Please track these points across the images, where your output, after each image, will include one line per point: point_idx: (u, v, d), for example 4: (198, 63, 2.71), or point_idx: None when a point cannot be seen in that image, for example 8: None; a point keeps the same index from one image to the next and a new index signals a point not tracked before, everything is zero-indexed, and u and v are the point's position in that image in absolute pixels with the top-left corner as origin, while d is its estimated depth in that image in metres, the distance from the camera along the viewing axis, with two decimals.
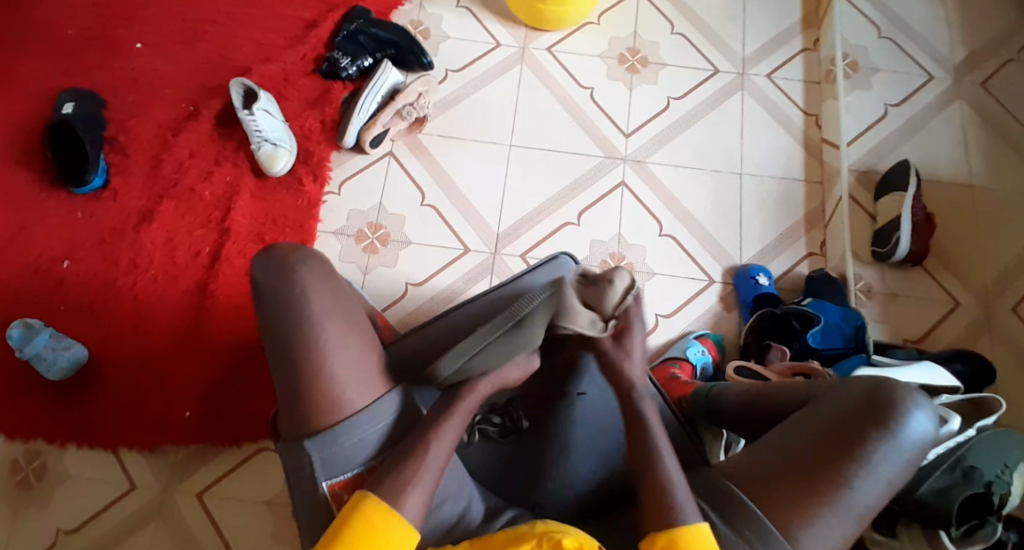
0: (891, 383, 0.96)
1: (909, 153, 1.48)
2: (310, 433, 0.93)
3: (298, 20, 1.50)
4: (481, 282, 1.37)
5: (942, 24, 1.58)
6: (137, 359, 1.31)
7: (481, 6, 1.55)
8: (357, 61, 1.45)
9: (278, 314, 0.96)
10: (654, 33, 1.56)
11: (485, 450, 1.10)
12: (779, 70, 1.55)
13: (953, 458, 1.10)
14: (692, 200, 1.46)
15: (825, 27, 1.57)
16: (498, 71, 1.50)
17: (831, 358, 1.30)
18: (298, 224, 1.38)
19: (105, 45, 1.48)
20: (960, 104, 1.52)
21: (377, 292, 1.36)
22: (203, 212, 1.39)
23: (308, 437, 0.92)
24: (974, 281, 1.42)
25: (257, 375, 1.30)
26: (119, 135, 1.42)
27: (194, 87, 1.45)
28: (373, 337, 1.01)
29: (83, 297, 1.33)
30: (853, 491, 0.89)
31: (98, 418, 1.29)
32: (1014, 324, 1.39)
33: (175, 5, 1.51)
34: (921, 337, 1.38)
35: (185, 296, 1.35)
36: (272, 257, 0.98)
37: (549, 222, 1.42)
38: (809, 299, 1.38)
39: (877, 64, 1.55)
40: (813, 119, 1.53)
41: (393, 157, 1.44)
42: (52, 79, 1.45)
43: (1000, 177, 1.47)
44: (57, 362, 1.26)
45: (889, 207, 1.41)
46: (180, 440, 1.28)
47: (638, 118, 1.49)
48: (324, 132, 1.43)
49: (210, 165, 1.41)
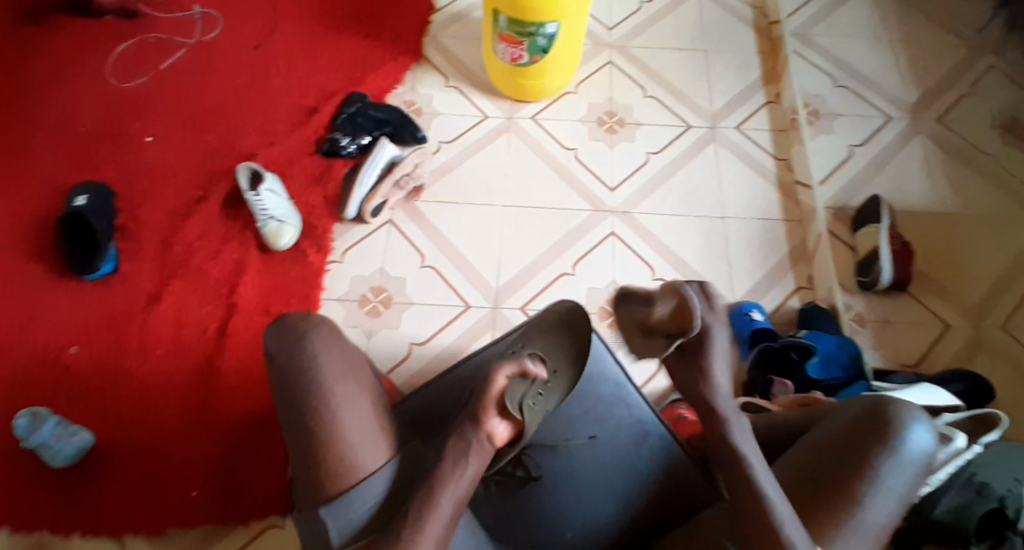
0: (888, 401, 0.97)
1: (879, 187, 1.57)
2: (325, 500, 0.92)
3: (297, 107, 1.61)
4: (485, 335, 1.41)
5: (893, 70, 1.71)
6: (145, 442, 1.31)
7: (468, 83, 1.67)
8: (357, 140, 1.54)
9: (289, 382, 0.95)
10: (628, 97, 1.68)
11: (501, 503, 1.07)
12: (747, 122, 1.66)
13: (965, 476, 1.15)
14: (681, 245, 1.52)
15: (784, 81, 1.69)
16: (486, 140, 1.60)
17: (831, 389, 1.33)
18: (303, 295, 1.43)
19: (116, 141, 1.56)
20: (920, 139, 1.62)
21: (382, 354, 1.39)
22: (210, 289, 1.43)
23: (324, 505, 0.91)
24: (961, 303, 1.46)
25: (262, 454, 1.30)
26: (129, 222, 1.48)
27: (201, 173, 1.53)
28: (382, 399, 1.00)
29: (94, 381, 1.35)
30: (866, 509, 0.91)
31: (103, 507, 1.27)
32: (1005, 341, 1.43)
33: (181, 100, 1.61)
34: (918, 360, 1.42)
35: (194, 373, 1.36)
36: (282, 326, 0.99)
37: (546, 273, 1.47)
38: (805, 330, 1.42)
39: (837, 110, 1.66)
40: (785, 164, 1.62)
41: (393, 224, 1.51)
42: (65, 175, 1.52)
43: (968, 203, 1.55)
44: (61, 450, 1.26)
45: (868, 238, 1.48)
46: (187, 521, 1.26)
47: (621, 174, 1.58)
48: (326, 207, 1.50)
49: (217, 244, 1.46)
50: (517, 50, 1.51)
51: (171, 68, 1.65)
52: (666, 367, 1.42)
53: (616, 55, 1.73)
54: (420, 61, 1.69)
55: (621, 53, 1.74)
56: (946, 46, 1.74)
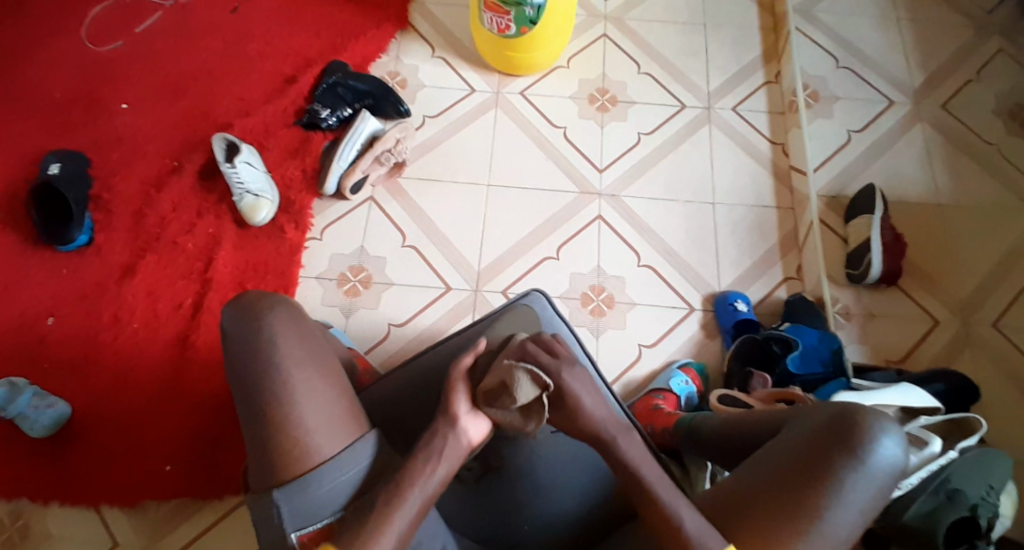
0: (859, 409, 0.94)
1: (874, 176, 1.53)
2: (280, 482, 0.90)
3: (278, 76, 1.56)
4: (464, 319, 1.39)
5: (898, 52, 1.64)
6: (119, 414, 1.30)
7: (455, 55, 1.61)
8: (337, 112, 1.50)
9: (246, 365, 0.93)
10: (621, 74, 1.62)
11: (463, 499, 1.05)
12: (744, 102, 1.60)
13: (937, 479, 1.12)
14: (668, 230, 1.49)
15: (785, 61, 1.63)
16: (473, 115, 1.55)
17: (811, 384, 1.31)
18: (279, 272, 1.40)
19: (90, 106, 1.52)
20: (921, 127, 1.57)
21: (358, 335, 1.38)
22: (184, 264, 1.40)
23: (278, 488, 0.89)
24: (950, 300, 1.43)
25: (234, 430, 1.29)
26: (103, 192, 1.45)
27: (177, 143, 1.49)
28: (344, 383, 0.98)
29: (66, 354, 1.34)
30: (826, 522, 0.90)
31: (78, 477, 1.27)
32: (993, 339, 1.40)
33: (158, 65, 1.56)
34: (903, 357, 1.39)
35: (167, 349, 1.35)
36: (242, 304, 0.97)
37: (529, 257, 1.44)
38: (788, 322, 1.40)
39: (837, 93, 1.61)
40: (780, 148, 1.57)
41: (374, 202, 1.47)
42: (38, 141, 1.49)
43: (966, 196, 1.51)
44: (39, 420, 1.25)
45: (860, 229, 1.44)
46: (161, 495, 1.26)
47: (610, 154, 1.54)
48: (305, 181, 1.47)
49: (192, 218, 1.43)
50: (504, 20, 1.45)
51: (150, 31, 1.60)
52: (646, 356, 1.40)
53: (611, 28, 1.67)
54: (406, 30, 1.63)
55: (616, 25, 1.67)
56: (955, 27, 1.66)
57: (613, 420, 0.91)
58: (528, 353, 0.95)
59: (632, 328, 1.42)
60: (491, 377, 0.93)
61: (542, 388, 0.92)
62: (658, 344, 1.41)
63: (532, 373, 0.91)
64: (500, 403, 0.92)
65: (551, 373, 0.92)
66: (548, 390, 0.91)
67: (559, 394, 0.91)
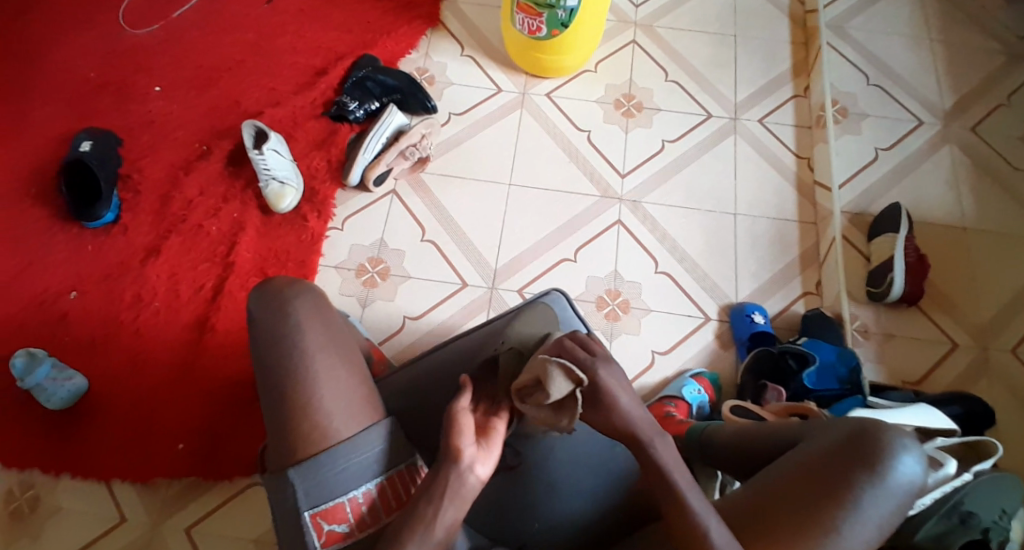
0: (879, 424, 0.95)
1: (899, 195, 1.51)
2: (295, 462, 0.91)
3: (308, 67, 1.58)
4: (478, 316, 1.40)
5: (930, 72, 1.63)
6: (139, 392, 1.32)
7: (484, 54, 1.62)
8: (365, 105, 1.51)
9: (269, 349, 0.95)
10: (649, 81, 1.62)
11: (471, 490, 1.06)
12: (770, 115, 1.60)
13: (949, 503, 1.10)
14: (687, 239, 1.48)
15: (814, 75, 1.62)
16: (499, 115, 1.56)
17: (827, 400, 1.30)
18: (300, 260, 1.42)
19: (125, 89, 1.55)
20: (950, 148, 1.55)
21: (373, 326, 1.39)
22: (208, 247, 1.42)
23: (294, 467, 0.90)
24: (972, 324, 1.41)
25: (247, 413, 1.31)
26: (133, 173, 1.47)
27: (207, 128, 1.52)
28: (365, 371, 1.00)
29: (88, 330, 1.36)
30: (842, 535, 0.89)
31: (91, 451, 1.29)
32: (1014, 366, 1.38)
33: (192, 52, 1.59)
34: (920, 379, 1.37)
35: (186, 329, 1.37)
36: (268, 288, 0.99)
37: (546, 258, 1.44)
38: (805, 337, 1.38)
39: (865, 110, 1.59)
40: (806, 163, 1.56)
41: (396, 195, 1.49)
42: (73, 120, 1.52)
43: (993, 219, 1.49)
44: (56, 393, 1.27)
45: (883, 247, 1.43)
46: (173, 473, 1.28)
47: (633, 160, 1.54)
48: (330, 172, 1.48)
49: (218, 202, 1.45)
50: (536, 21, 1.46)
51: (186, 18, 1.63)
52: (659, 363, 1.39)
53: (640, 35, 1.67)
54: (437, 28, 1.64)
55: (645, 32, 1.67)
56: (989, 49, 1.65)
57: (648, 422, 0.88)
58: (564, 349, 0.92)
59: (646, 334, 1.41)
60: (526, 373, 0.91)
61: (576, 384, 0.88)
62: (672, 351, 1.40)
63: (566, 368, 0.88)
64: (533, 399, 0.90)
65: (586, 369, 0.88)
66: (581, 386, 0.88)
67: (593, 393, 0.87)
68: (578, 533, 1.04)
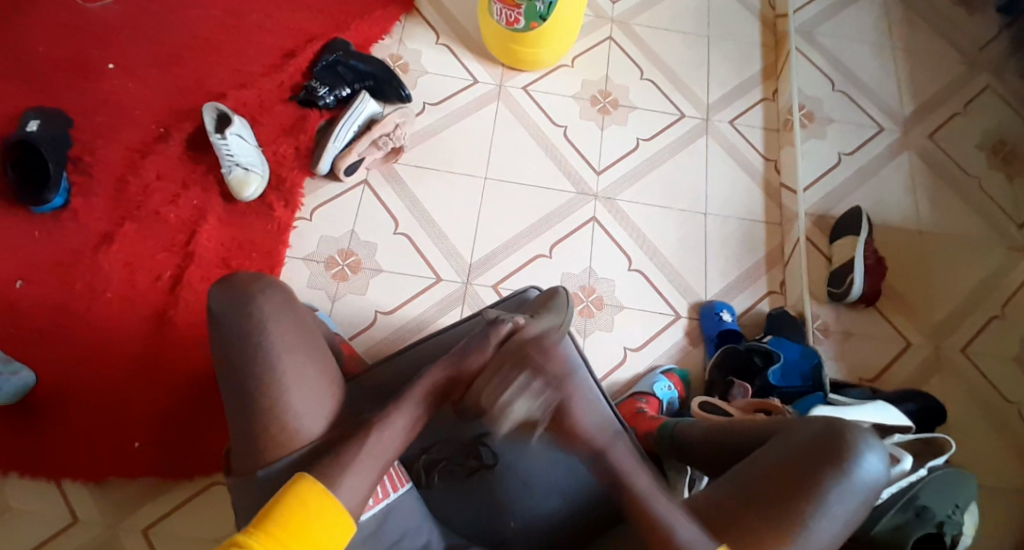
0: (844, 424, 0.97)
1: (861, 200, 1.56)
2: (265, 464, 0.90)
3: (276, 48, 1.51)
4: (454, 311, 1.37)
5: (892, 80, 1.69)
6: (87, 387, 1.24)
7: (459, 43, 1.59)
8: (335, 91, 1.46)
9: (238, 350, 0.91)
10: (624, 77, 1.62)
11: (446, 489, 1.06)
12: (741, 117, 1.62)
13: (905, 497, 1.15)
14: (660, 237, 1.50)
15: (783, 79, 1.65)
16: (475, 106, 1.53)
17: (790, 397, 1.34)
18: (267, 251, 1.36)
19: (74, 64, 1.45)
20: (909, 155, 1.61)
21: (345, 321, 1.35)
22: (167, 235, 1.35)
23: (262, 469, 0.90)
24: (925, 324, 1.48)
25: (207, 411, 1.25)
26: (84, 155, 1.38)
27: (166, 110, 1.43)
28: (332, 370, 0.98)
29: (35, 322, 1.27)
30: (808, 531, 0.91)
31: (38, 449, 1.21)
32: (963, 364, 1.45)
33: (149, 27, 1.49)
34: (875, 376, 1.43)
35: (143, 322, 1.29)
36: (231, 284, 0.93)
37: (522, 253, 1.43)
38: (770, 335, 1.42)
39: (832, 115, 1.64)
40: (773, 164, 1.59)
41: (368, 186, 1.44)
42: (17, 96, 1.41)
43: (947, 225, 1.55)
44: (2, 389, 1.17)
45: (844, 249, 1.48)
46: (127, 472, 1.21)
47: (608, 157, 1.54)
48: (298, 159, 1.43)
49: (177, 188, 1.38)
50: (515, 13, 1.44)
51: None
52: (631, 360, 1.41)
53: (616, 30, 1.67)
54: (411, 13, 1.60)
55: (621, 29, 1.67)
56: (947, 61, 1.71)
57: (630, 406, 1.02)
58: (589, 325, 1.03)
59: (618, 330, 1.42)
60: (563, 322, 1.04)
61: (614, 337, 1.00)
62: (642, 348, 1.42)
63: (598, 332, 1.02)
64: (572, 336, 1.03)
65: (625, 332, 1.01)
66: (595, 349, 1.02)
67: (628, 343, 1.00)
68: (555, 531, 1.04)
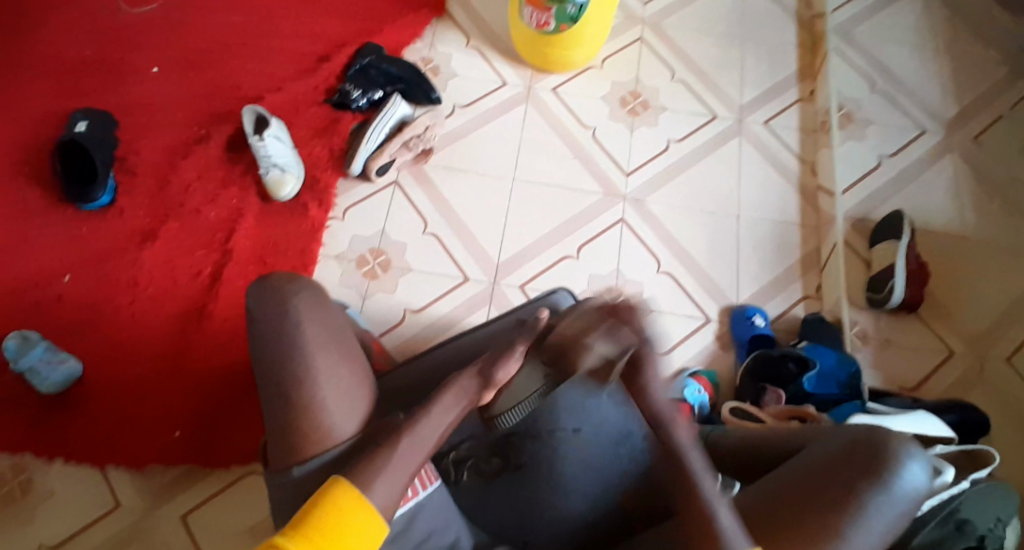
0: (884, 431, 0.94)
1: (901, 203, 1.52)
2: (300, 461, 0.92)
3: (312, 53, 1.55)
4: (479, 311, 1.38)
5: (934, 81, 1.64)
6: (134, 378, 1.30)
7: (490, 47, 1.61)
8: (368, 94, 1.49)
9: (271, 348, 0.93)
10: (655, 79, 1.61)
11: (476, 488, 1.06)
12: (775, 118, 1.60)
13: (945, 510, 1.10)
14: (689, 240, 1.48)
15: (819, 79, 1.62)
16: (504, 108, 1.55)
17: (825, 404, 1.29)
18: (301, 249, 1.40)
19: (123, 69, 1.52)
20: (952, 156, 1.56)
21: (373, 318, 1.37)
22: (206, 233, 1.40)
23: (296, 465, 0.91)
24: (969, 331, 1.42)
25: (243, 403, 1.29)
26: (130, 156, 1.44)
27: (207, 113, 1.49)
28: (365, 370, 1.00)
29: (81, 314, 1.33)
30: (845, 541, 0.89)
31: (86, 435, 1.26)
32: (1009, 374, 1.39)
33: (193, 34, 1.56)
34: (916, 385, 1.38)
35: (182, 316, 1.34)
36: (265, 283, 0.96)
37: (550, 254, 1.43)
38: (805, 341, 1.38)
39: (870, 116, 1.60)
40: (809, 167, 1.56)
41: (398, 186, 1.47)
42: (69, 100, 1.48)
43: (993, 229, 1.50)
44: (51, 376, 1.24)
45: (883, 255, 1.43)
46: (168, 460, 1.25)
47: (638, 158, 1.53)
48: (331, 161, 1.47)
49: (216, 188, 1.43)
50: (545, 16, 1.45)
51: None
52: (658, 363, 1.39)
53: (648, 33, 1.66)
54: (443, 19, 1.63)
55: (653, 31, 1.66)
56: (993, 61, 1.66)
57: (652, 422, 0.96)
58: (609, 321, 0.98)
59: None
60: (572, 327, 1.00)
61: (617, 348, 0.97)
62: (671, 351, 1.40)
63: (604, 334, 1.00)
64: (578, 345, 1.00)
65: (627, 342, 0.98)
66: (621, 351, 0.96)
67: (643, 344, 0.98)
68: (583, 531, 1.03)
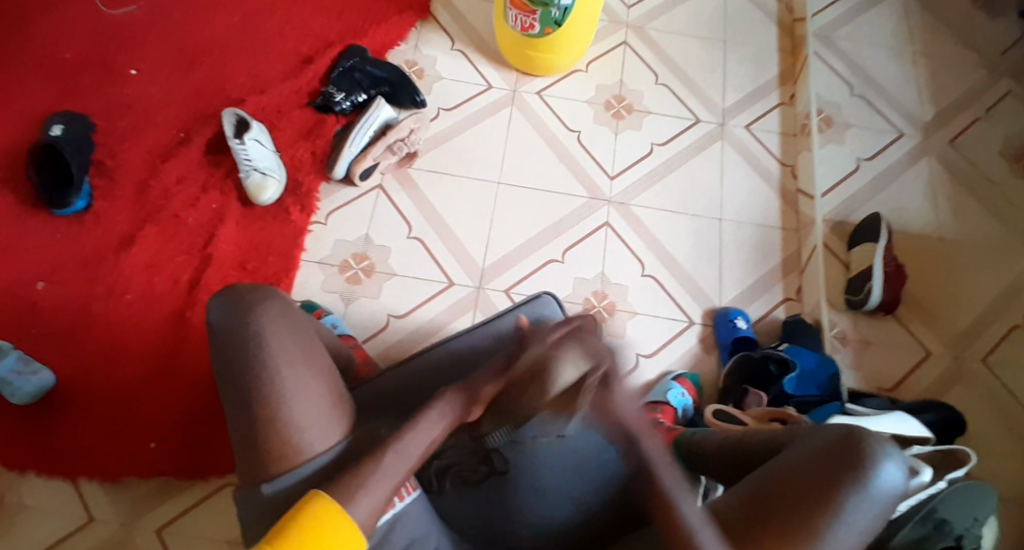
0: (863, 431, 0.96)
1: (880, 206, 1.54)
2: (271, 476, 0.91)
3: (294, 54, 1.53)
4: (465, 316, 1.38)
5: (912, 85, 1.66)
6: (105, 389, 1.27)
7: (474, 49, 1.60)
8: (351, 96, 1.47)
9: (238, 362, 0.92)
10: (639, 82, 1.62)
11: (460, 496, 1.07)
12: (757, 122, 1.61)
13: (923, 510, 1.11)
14: (673, 243, 1.49)
15: (801, 84, 1.64)
16: (489, 111, 1.54)
17: (806, 405, 1.31)
18: (282, 254, 1.38)
19: (98, 69, 1.48)
20: (929, 160, 1.59)
21: (358, 324, 1.36)
22: (186, 238, 1.37)
23: (269, 481, 0.91)
24: (944, 332, 1.45)
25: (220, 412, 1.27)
26: (107, 159, 1.41)
27: (187, 114, 1.46)
28: (337, 381, 0.98)
29: (57, 322, 1.30)
30: (824, 542, 0.90)
31: (59, 449, 1.23)
32: (983, 374, 1.42)
33: (171, 33, 1.53)
34: (894, 386, 1.40)
35: (161, 324, 1.32)
36: (231, 296, 0.96)
37: (536, 257, 1.43)
38: (786, 343, 1.40)
39: (850, 120, 1.62)
40: (790, 170, 1.58)
41: (382, 190, 1.46)
42: (43, 101, 1.45)
43: (968, 232, 1.53)
44: (23, 387, 1.21)
45: (862, 257, 1.46)
46: (143, 472, 1.23)
47: (623, 162, 1.54)
48: (314, 164, 1.45)
49: (196, 192, 1.40)
50: (529, 18, 1.44)
51: None
52: (643, 367, 1.40)
53: (632, 35, 1.66)
54: (426, 20, 1.61)
55: (636, 34, 1.67)
56: (969, 66, 1.68)
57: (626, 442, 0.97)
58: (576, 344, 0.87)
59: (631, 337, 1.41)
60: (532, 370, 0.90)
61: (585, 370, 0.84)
62: (655, 355, 1.41)
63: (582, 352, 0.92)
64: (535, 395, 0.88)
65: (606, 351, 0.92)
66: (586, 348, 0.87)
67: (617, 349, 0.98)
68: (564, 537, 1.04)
